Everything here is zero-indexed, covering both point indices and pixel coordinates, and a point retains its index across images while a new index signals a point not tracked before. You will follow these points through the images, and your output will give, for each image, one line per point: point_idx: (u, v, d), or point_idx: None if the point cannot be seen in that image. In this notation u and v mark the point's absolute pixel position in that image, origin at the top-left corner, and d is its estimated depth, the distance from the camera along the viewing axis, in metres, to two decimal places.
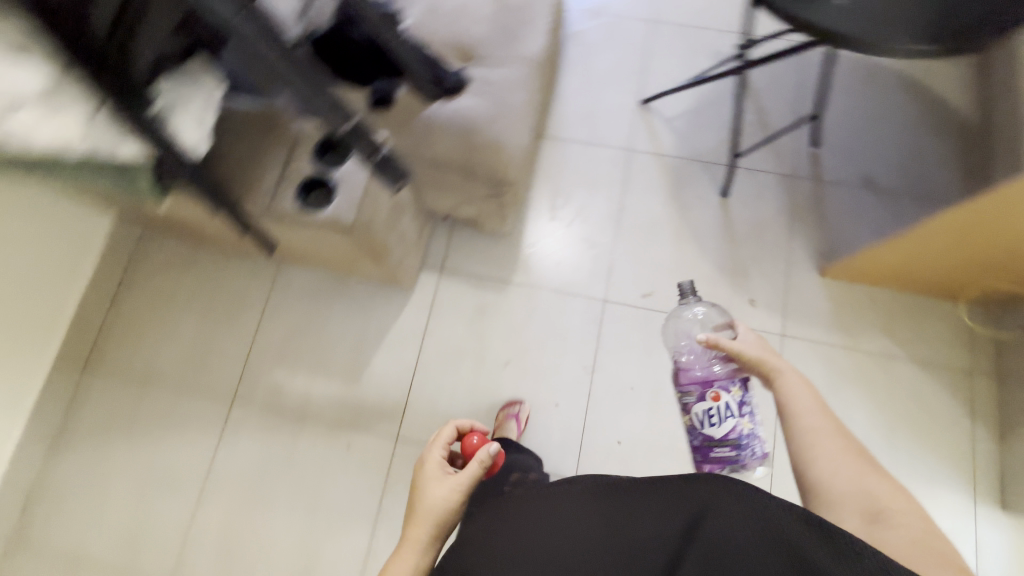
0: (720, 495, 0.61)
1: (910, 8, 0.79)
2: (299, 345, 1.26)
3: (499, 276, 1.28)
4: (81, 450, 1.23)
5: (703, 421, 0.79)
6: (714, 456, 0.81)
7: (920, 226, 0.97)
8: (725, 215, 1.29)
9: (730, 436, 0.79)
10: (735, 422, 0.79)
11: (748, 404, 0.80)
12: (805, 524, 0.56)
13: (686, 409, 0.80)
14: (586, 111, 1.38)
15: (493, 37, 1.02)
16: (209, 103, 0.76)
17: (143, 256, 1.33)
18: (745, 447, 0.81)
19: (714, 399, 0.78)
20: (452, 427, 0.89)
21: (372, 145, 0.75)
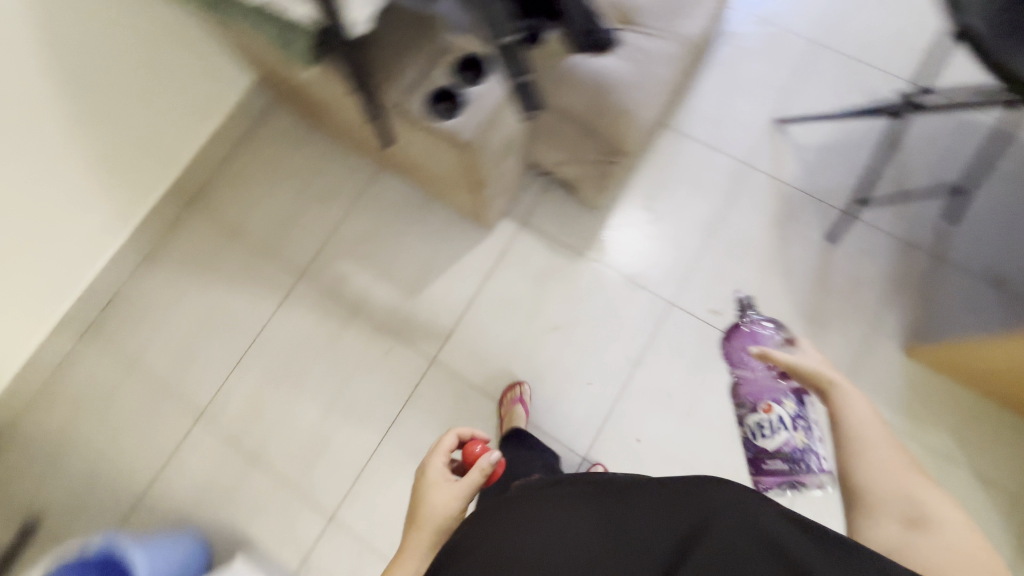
0: (723, 500, 0.52)
1: None
2: (373, 247, 1.32)
3: (576, 245, 1.27)
4: (164, 273, 1.35)
5: (755, 432, 0.88)
6: (767, 468, 0.88)
7: None
8: (824, 261, 1.23)
9: (783, 449, 0.86)
10: (789, 437, 0.86)
11: (805, 423, 0.87)
12: (805, 530, 0.50)
13: (742, 421, 0.90)
14: (718, 114, 1.33)
15: (657, 7, 1.00)
16: None
17: (265, 123, 1.42)
18: (798, 461, 0.86)
19: (766, 412, 0.87)
20: (453, 435, 0.88)
21: (517, 68, 0.76)
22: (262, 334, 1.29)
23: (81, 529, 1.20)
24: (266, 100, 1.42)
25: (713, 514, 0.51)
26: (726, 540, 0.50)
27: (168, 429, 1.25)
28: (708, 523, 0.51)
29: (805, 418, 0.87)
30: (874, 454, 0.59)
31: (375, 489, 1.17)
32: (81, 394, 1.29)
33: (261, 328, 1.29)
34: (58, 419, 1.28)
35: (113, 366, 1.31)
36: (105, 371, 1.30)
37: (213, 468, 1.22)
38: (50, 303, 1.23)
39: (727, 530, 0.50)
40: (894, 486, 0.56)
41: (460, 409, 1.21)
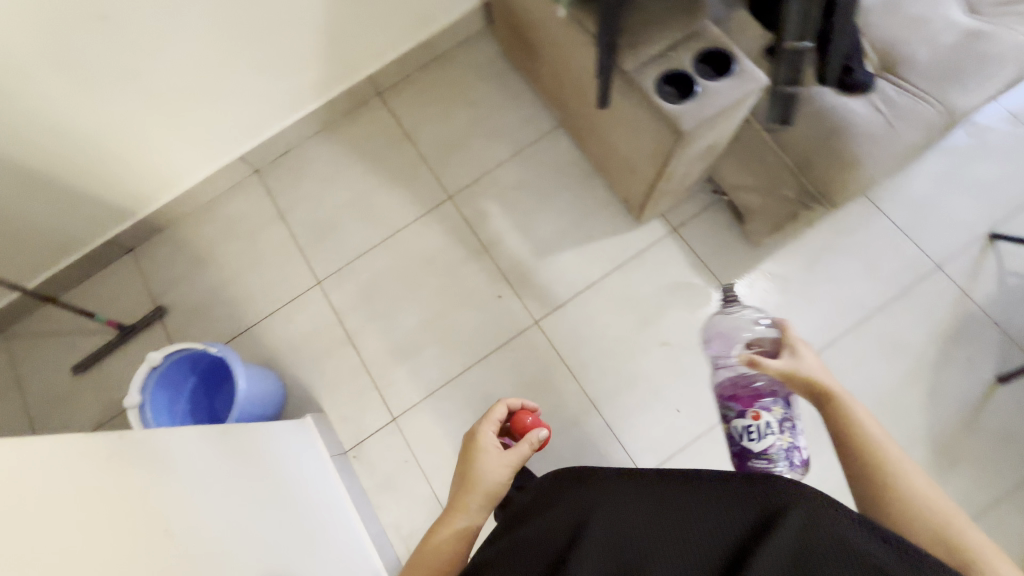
0: (801, 498, 0.49)
1: None
2: (523, 197, 1.34)
3: (719, 274, 1.22)
4: (334, 147, 1.45)
5: (742, 434, 0.85)
6: (752, 468, 0.86)
7: None
8: (983, 398, 1.09)
9: (768, 451, 0.84)
10: (775, 438, 0.84)
11: (791, 425, 0.85)
12: (882, 540, 0.46)
13: (727, 421, 0.87)
14: (927, 200, 1.20)
15: (932, 65, 0.90)
16: None
17: (470, 47, 1.47)
18: (784, 465, 0.85)
19: (754, 416, 0.85)
20: (502, 406, 0.86)
21: (794, 78, 0.66)
22: (396, 235, 1.36)
23: (193, 334, 1.35)
24: (478, 27, 1.46)
25: (789, 507, 0.49)
26: (801, 532, 0.47)
27: (288, 282, 1.36)
28: (782, 514, 0.48)
29: (791, 419, 0.85)
30: (899, 483, 0.58)
31: (440, 413, 1.22)
32: (231, 223, 1.43)
33: (397, 229, 1.36)
34: (206, 236, 1.42)
35: (264, 211, 1.43)
36: (255, 210, 1.43)
37: (311, 331, 1.31)
38: (243, 135, 1.36)
39: (804, 523, 0.47)
40: (924, 518, 0.54)
41: (543, 378, 1.22)
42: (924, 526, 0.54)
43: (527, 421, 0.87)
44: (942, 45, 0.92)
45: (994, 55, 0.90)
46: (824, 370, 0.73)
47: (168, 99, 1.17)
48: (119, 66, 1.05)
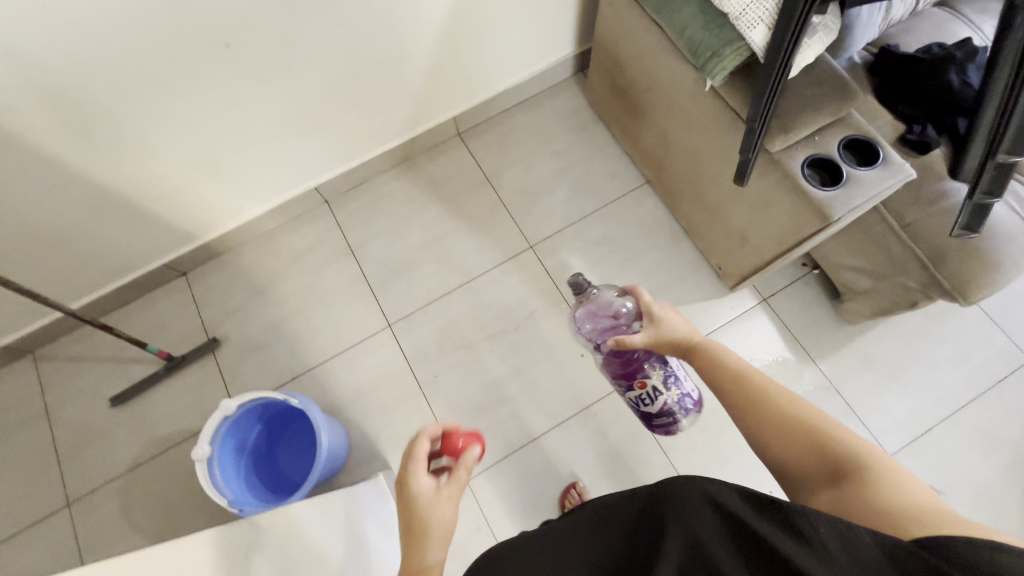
0: (670, 488, 0.45)
1: None
2: (608, 252, 1.31)
3: (810, 348, 1.20)
4: (411, 184, 1.40)
5: (638, 402, 0.95)
6: (659, 422, 0.98)
7: None
8: None
9: (664, 409, 0.94)
10: (665, 395, 0.93)
11: (675, 379, 0.93)
12: (755, 505, 0.43)
13: (624, 394, 0.96)
14: (1015, 292, 1.21)
15: None
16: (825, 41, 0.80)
17: (556, 96, 1.46)
18: (679, 411, 0.96)
19: (640, 385, 0.92)
20: (421, 441, 0.62)
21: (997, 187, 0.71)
22: (474, 282, 1.31)
23: (248, 371, 1.26)
24: (564, 76, 1.46)
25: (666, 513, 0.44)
26: (688, 534, 0.42)
27: (356, 323, 1.29)
28: (661, 513, 0.44)
29: (671, 376, 0.92)
30: (772, 409, 0.59)
31: (518, 476, 1.16)
32: (297, 254, 1.35)
33: (476, 274, 1.31)
34: (269, 267, 1.35)
35: (332, 244, 1.36)
36: (325, 243, 1.36)
37: (380, 378, 1.24)
38: (322, 166, 1.31)
39: (677, 515, 0.43)
40: (809, 449, 0.55)
41: (628, 447, 1.17)
42: (803, 440, 0.56)
43: (459, 442, 0.65)
44: None
45: None
46: (681, 326, 0.75)
47: (262, 128, 1.12)
48: (223, 92, 0.99)
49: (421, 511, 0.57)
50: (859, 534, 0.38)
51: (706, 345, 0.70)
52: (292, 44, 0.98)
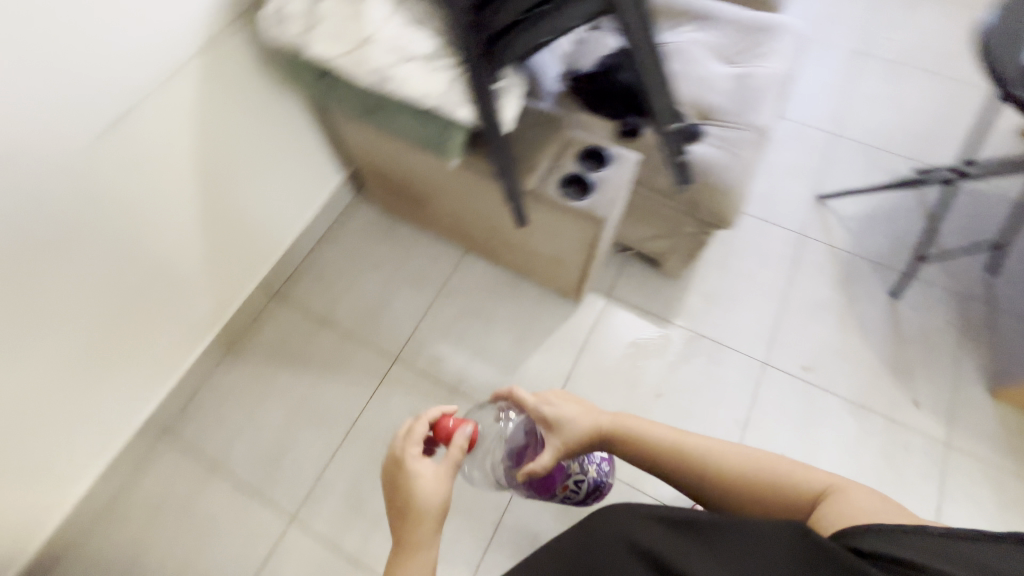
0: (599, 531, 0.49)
1: None
2: (465, 327, 1.35)
3: (662, 312, 1.34)
4: (248, 366, 1.32)
5: (570, 491, 1.07)
6: (596, 492, 1.11)
7: None
8: (892, 315, 1.33)
9: (591, 485, 1.07)
10: (586, 475, 1.05)
11: (588, 458, 1.05)
12: (668, 524, 0.47)
13: (558, 493, 1.07)
14: (765, 193, 1.50)
15: (731, 106, 1.19)
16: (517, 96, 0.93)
17: (350, 218, 1.51)
18: (604, 475, 1.09)
19: (564, 483, 1.03)
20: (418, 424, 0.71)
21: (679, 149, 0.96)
22: (359, 421, 1.25)
23: None
24: (348, 198, 1.52)
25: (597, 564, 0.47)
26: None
27: (256, 537, 1.13)
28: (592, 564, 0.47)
29: (584, 461, 1.03)
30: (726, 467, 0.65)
31: None
32: (154, 505, 1.17)
33: (357, 415, 1.25)
34: (127, 538, 1.14)
35: (190, 472, 1.20)
36: (182, 476, 1.20)
37: None
38: (138, 401, 1.16)
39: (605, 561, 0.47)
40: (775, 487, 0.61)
41: None
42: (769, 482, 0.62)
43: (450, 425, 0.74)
44: (727, 90, 1.21)
45: (760, 87, 1.22)
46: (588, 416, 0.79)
47: (46, 407, 0.96)
48: None
49: (412, 484, 0.65)
50: (764, 540, 0.43)
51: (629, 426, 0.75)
52: (38, 315, 0.88)
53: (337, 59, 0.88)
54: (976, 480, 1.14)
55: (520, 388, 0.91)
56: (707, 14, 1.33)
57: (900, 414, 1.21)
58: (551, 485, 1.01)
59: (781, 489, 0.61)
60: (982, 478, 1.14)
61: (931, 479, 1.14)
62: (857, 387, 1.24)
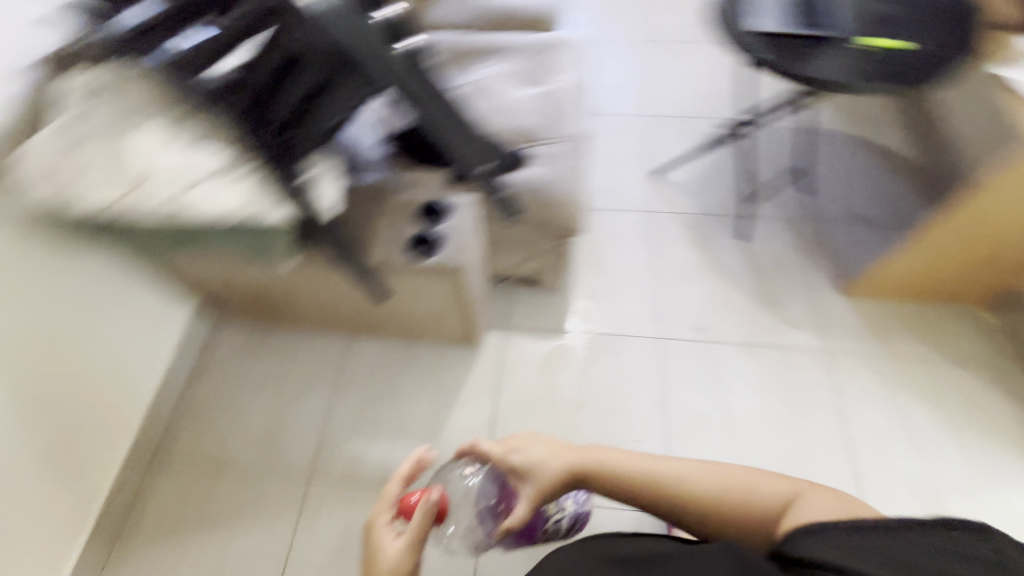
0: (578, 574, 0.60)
1: (883, 61, 0.96)
2: (374, 412, 1.27)
3: (558, 326, 1.37)
4: (144, 551, 1.14)
5: (551, 531, 1.03)
6: (577, 527, 1.08)
7: None
8: (746, 255, 1.47)
9: (570, 520, 1.04)
10: (563, 511, 1.02)
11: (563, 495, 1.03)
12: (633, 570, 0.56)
13: (538, 537, 1.04)
14: (609, 185, 1.62)
15: (543, 123, 1.27)
16: (338, 178, 0.93)
17: (216, 345, 1.38)
18: (581, 508, 1.07)
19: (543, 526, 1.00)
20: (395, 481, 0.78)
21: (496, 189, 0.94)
22: (290, 560, 1.12)
23: None
24: (207, 325, 1.39)
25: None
26: None
27: None
28: None
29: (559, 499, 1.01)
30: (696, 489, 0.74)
31: None
32: None
33: (286, 554, 1.13)
34: None
35: None
36: None
37: None
38: None
39: None
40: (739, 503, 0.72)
41: None
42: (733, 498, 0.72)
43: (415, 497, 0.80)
44: (537, 110, 1.29)
45: (565, 99, 1.32)
46: (561, 455, 0.84)
47: None
48: None
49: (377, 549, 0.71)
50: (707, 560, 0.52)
51: (603, 464, 0.81)
52: None
53: (114, 203, 0.77)
54: (859, 371, 1.29)
55: (483, 441, 0.94)
56: (498, 47, 1.41)
57: (782, 338, 1.33)
58: (528, 531, 0.99)
59: (745, 505, 0.72)
60: (862, 367, 1.29)
61: (827, 386, 1.27)
62: (742, 328, 1.35)
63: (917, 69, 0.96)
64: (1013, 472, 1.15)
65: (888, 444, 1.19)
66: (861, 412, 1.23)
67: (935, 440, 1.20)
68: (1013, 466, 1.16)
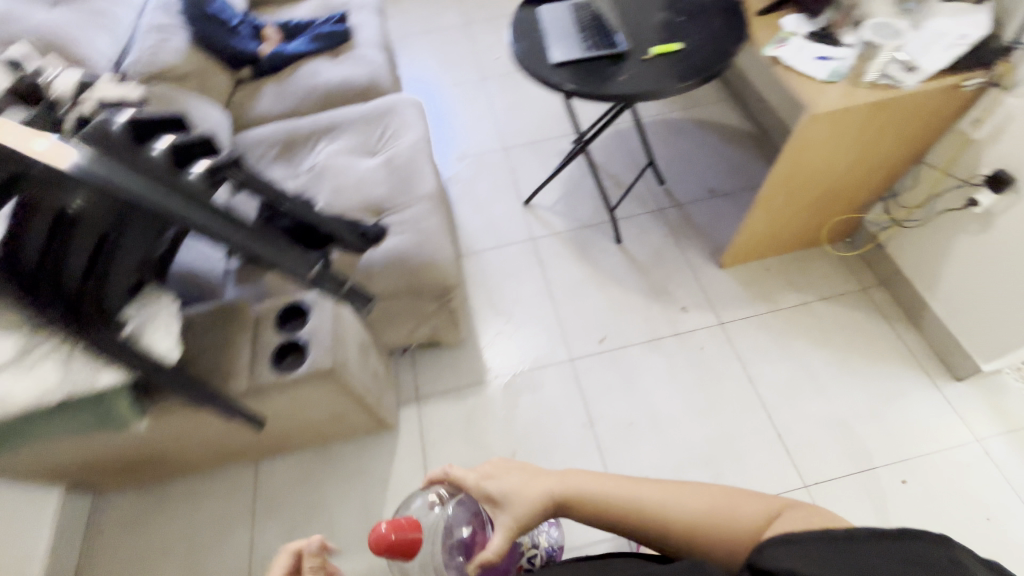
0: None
1: (672, 63, 1.04)
2: (302, 536, 1.16)
3: (471, 380, 1.34)
4: None
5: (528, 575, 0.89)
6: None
7: (758, 202, 1.23)
8: (627, 255, 1.53)
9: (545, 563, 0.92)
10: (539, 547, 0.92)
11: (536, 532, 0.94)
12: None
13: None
14: (485, 224, 1.64)
15: (393, 190, 1.26)
16: (171, 316, 0.83)
17: (101, 522, 1.20)
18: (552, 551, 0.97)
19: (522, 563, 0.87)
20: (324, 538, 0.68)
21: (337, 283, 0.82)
22: None
23: None
24: (86, 503, 1.22)
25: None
26: None
27: None
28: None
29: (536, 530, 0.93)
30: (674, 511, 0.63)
31: None
32: None
33: None
34: None
35: None
36: None
37: None
38: None
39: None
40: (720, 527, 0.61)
41: None
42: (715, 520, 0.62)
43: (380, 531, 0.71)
44: (384, 179, 1.29)
45: (406, 160, 1.32)
46: (533, 483, 0.72)
47: None
48: None
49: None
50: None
51: (577, 488, 0.70)
52: None
53: None
54: (752, 334, 1.37)
55: (458, 466, 0.81)
56: (331, 127, 1.41)
57: (679, 325, 1.39)
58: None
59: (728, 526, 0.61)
60: (754, 328, 1.37)
61: (729, 355, 1.34)
62: (641, 325, 1.40)
63: (691, 66, 1.03)
64: (900, 383, 1.27)
65: (795, 393, 1.27)
66: (765, 371, 1.31)
67: (832, 377, 1.29)
68: (899, 378, 1.28)
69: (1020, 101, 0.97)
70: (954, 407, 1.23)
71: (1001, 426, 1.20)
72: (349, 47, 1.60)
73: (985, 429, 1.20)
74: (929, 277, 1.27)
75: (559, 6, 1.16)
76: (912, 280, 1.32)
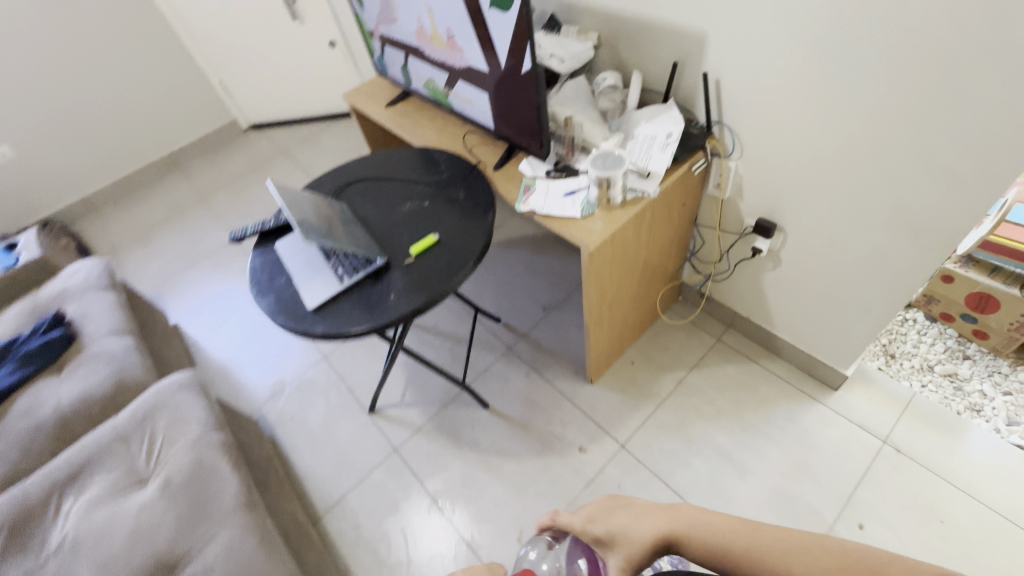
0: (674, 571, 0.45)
1: (436, 257, 0.95)
2: None
3: None
4: None
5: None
6: None
7: (589, 328, 1.17)
8: (500, 416, 1.37)
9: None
10: None
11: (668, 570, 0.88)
12: None
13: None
14: (335, 460, 1.37)
15: (185, 524, 0.95)
16: None
17: None
18: None
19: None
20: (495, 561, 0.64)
21: None
22: None
23: None
24: None
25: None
26: None
27: None
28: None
29: None
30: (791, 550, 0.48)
31: None
32: None
33: None
34: None
35: None
36: None
37: None
38: None
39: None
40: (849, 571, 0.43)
41: None
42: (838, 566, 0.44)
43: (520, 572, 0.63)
44: (169, 511, 0.97)
45: (193, 470, 1.03)
46: (648, 522, 0.65)
47: None
48: None
49: None
50: None
51: (692, 529, 0.58)
52: None
53: None
54: (655, 440, 1.27)
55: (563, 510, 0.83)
56: (71, 468, 1.05)
57: (585, 471, 1.24)
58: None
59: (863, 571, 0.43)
60: (653, 433, 1.28)
61: (647, 479, 1.21)
62: (550, 490, 1.23)
63: (457, 253, 0.96)
64: (797, 417, 1.26)
65: (724, 483, 1.18)
66: (686, 475, 1.21)
67: (744, 444, 1.24)
68: (793, 413, 1.27)
69: (741, 163, 1.08)
70: (847, 417, 1.24)
71: (890, 414, 1.23)
72: (77, 348, 1.28)
73: (882, 425, 1.22)
74: (762, 311, 1.32)
75: (298, 236, 1.02)
76: (751, 318, 1.36)
